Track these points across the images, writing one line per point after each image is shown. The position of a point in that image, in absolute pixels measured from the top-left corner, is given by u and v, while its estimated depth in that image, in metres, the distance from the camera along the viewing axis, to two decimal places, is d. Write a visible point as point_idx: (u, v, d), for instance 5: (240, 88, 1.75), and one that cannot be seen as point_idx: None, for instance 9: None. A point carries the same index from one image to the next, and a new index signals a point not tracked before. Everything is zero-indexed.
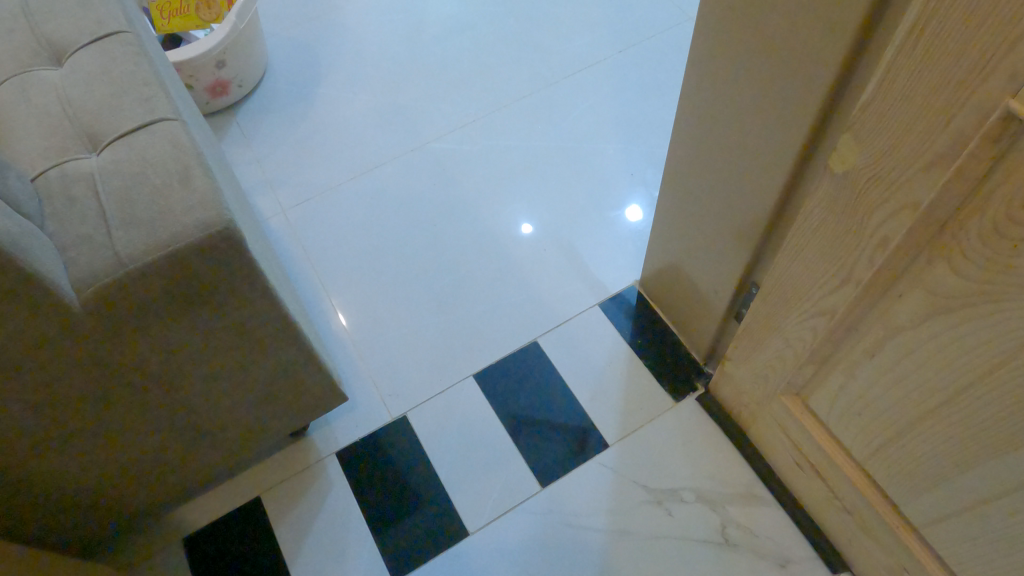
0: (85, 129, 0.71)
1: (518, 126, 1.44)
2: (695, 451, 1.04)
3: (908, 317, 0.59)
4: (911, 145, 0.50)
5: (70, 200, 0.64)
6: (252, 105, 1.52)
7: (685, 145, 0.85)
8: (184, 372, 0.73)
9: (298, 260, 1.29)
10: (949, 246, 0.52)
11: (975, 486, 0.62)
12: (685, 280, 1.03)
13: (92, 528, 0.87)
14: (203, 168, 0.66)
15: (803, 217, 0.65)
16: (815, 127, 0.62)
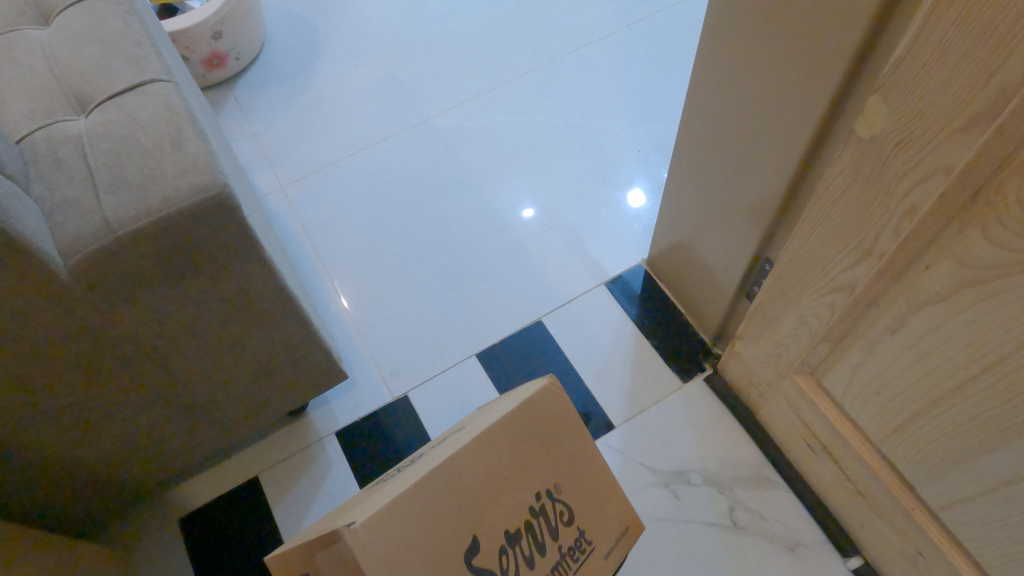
0: (73, 91, 0.68)
1: (522, 102, 1.41)
2: (703, 433, 1.01)
3: (935, 291, 0.56)
4: (946, 104, 0.47)
5: (57, 162, 0.61)
6: (249, 79, 1.48)
7: (698, 116, 0.82)
8: (177, 344, 0.70)
9: (296, 237, 1.27)
10: (984, 213, 0.49)
11: (1000, 467, 0.60)
12: (694, 257, 1.01)
13: (86, 506, 0.85)
14: (197, 132, 0.63)
15: (825, 186, 0.62)
16: (839, 90, 0.59)
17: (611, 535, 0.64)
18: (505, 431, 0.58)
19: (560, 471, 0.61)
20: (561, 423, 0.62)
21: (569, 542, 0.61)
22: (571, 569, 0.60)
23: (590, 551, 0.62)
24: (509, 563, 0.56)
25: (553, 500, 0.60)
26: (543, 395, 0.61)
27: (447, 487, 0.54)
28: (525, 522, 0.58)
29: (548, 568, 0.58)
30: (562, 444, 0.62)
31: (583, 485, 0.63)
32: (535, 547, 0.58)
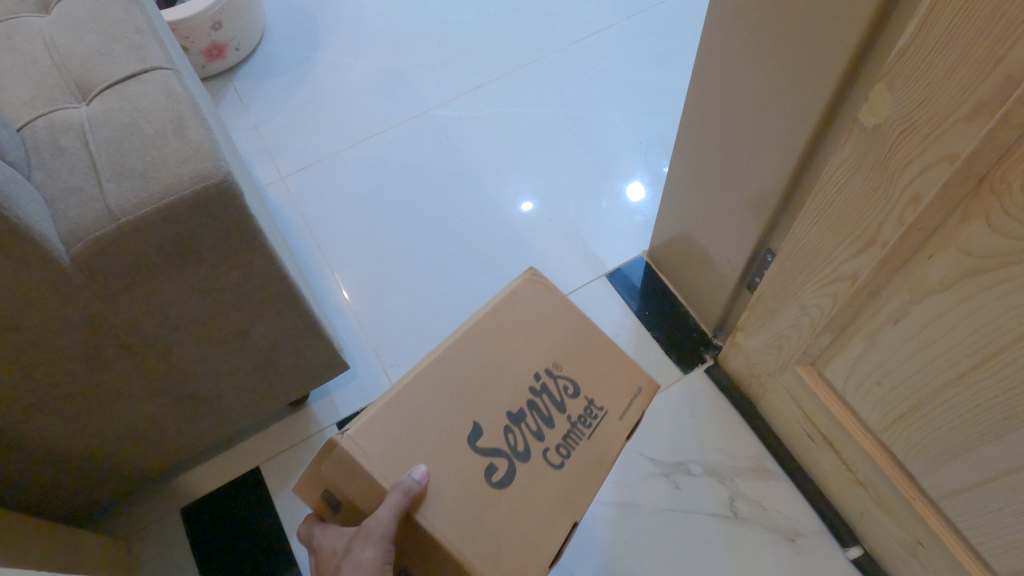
0: (74, 79, 0.67)
1: (523, 93, 1.40)
2: (703, 424, 1.02)
3: (938, 279, 0.56)
4: (950, 92, 0.46)
5: (58, 149, 0.61)
6: (249, 69, 1.48)
7: (700, 106, 0.82)
8: (179, 333, 0.70)
9: (297, 228, 1.27)
10: (988, 201, 0.49)
11: (1001, 455, 0.60)
12: (695, 248, 1.01)
13: (88, 495, 0.85)
14: (199, 119, 0.63)
15: (828, 176, 0.62)
16: (843, 79, 0.59)
17: (621, 404, 0.70)
18: (492, 322, 0.68)
19: (558, 346, 0.69)
20: (550, 305, 0.71)
21: (579, 412, 0.68)
22: (585, 435, 0.67)
23: (603, 416, 0.69)
24: (516, 440, 0.64)
25: (555, 378, 0.68)
26: (528, 284, 0.71)
27: (427, 389, 0.63)
28: (528, 401, 0.66)
29: (559, 438, 0.66)
30: (557, 321, 0.70)
31: (586, 355, 0.70)
32: (543, 420, 0.66)
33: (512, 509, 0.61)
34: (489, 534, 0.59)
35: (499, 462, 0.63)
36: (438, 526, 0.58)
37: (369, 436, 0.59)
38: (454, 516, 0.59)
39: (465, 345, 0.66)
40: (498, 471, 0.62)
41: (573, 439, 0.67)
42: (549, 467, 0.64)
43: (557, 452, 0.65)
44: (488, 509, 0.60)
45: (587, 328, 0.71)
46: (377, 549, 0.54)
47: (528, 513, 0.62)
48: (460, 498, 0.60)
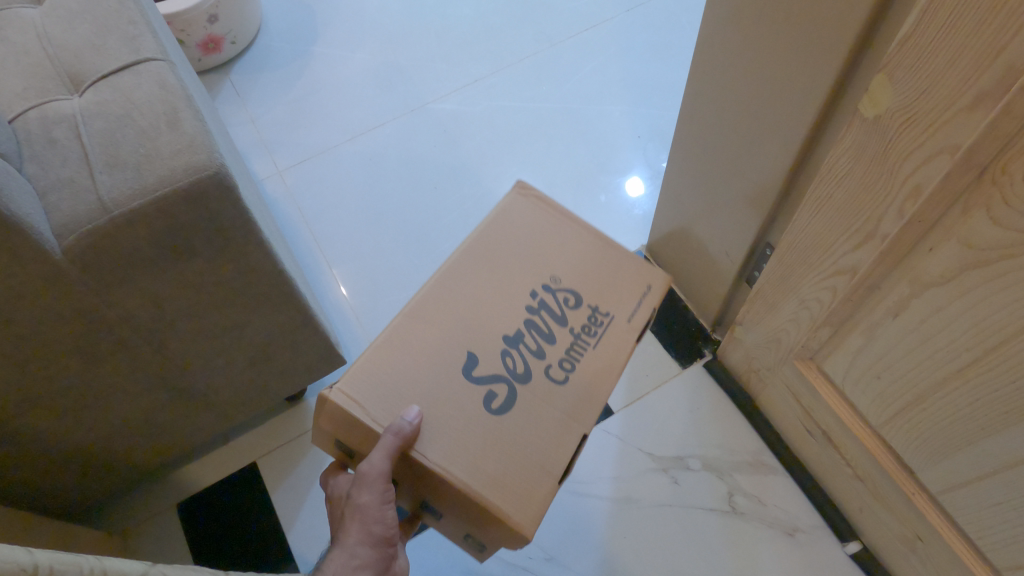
0: (66, 70, 0.67)
1: (522, 87, 1.40)
2: (702, 419, 1.01)
3: (938, 272, 0.56)
4: (952, 81, 0.46)
5: (50, 141, 0.60)
6: (246, 63, 1.47)
7: (699, 99, 0.81)
8: (174, 327, 0.70)
9: (294, 223, 1.26)
10: (989, 193, 0.48)
11: (1001, 449, 0.60)
12: (694, 242, 1.00)
13: (83, 491, 0.84)
14: (193, 111, 0.62)
15: (828, 168, 0.61)
16: (844, 70, 0.58)
17: (631, 305, 0.72)
18: (484, 243, 0.72)
19: (557, 252, 0.73)
20: (543, 217, 0.75)
21: (581, 323, 0.70)
22: (589, 344, 0.69)
23: (609, 320, 0.71)
24: (514, 361, 0.66)
25: (552, 291, 0.71)
26: (518, 198, 0.75)
27: (417, 327, 0.66)
28: (525, 320, 0.68)
29: (561, 352, 0.68)
30: (552, 230, 0.74)
31: (587, 259, 0.74)
32: (543, 337, 0.68)
33: (514, 431, 0.62)
34: (493, 459, 0.61)
35: (499, 388, 0.64)
36: (438, 458, 0.60)
37: (358, 385, 0.62)
38: (455, 448, 0.60)
39: (460, 270, 0.70)
40: (498, 397, 0.64)
41: (577, 350, 0.69)
42: (553, 382, 0.66)
43: (561, 367, 0.67)
44: (490, 439, 0.62)
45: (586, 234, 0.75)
46: (375, 493, 0.57)
47: (532, 437, 0.63)
48: (460, 429, 0.61)
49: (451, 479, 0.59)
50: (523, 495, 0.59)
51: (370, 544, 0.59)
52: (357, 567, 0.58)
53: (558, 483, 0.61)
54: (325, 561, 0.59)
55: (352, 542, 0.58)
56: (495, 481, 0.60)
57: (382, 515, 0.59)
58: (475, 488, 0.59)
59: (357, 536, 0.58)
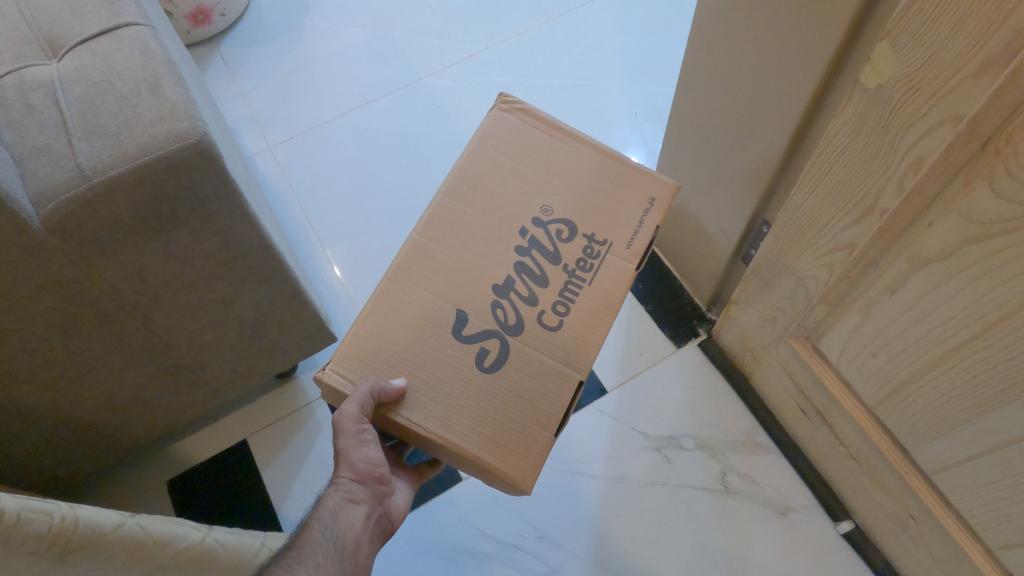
0: (44, 36, 0.65)
1: (518, 62, 1.37)
2: (696, 400, 1.01)
3: (938, 247, 0.55)
4: (957, 48, 0.44)
5: (27, 107, 0.59)
6: (236, 35, 1.44)
7: (697, 71, 0.79)
8: (158, 300, 0.69)
9: (286, 199, 1.24)
10: (992, 164, 0.47)
11: (998, 428, 0.59)
12: (689, 221, 0.99)
13: (70, 466, 0.84)
14: (174, 77, 0.61)
15: (827, 140, 0.60)
16: (846, 40, 0.56)
17: (633, 223, 0.69)
18: (472, 169, 0.70)
19: (546, 169, 0.71)
20: (530, 133, 0.72)
21: (575, 258, 0.67)
22: (585, 281, 0.67)
23: (605, 248, 0.68)
24: (505, 312, 0.64)
25: (543, 227, 0.68)
26: (500, 116, 0.73)
27: (412, 287, 0.64)
28: (514, 268, 0.66)
29: (554, 295, 0.66)
30: (539, 145, 0.72)
31: (578, 171, 0.71)
32: (533, 281, 0.66)
33: (507, 390, 0.61)
34: (488, 420, 0.60)
35: (491, 344, 0.63)
36: (431, 426, 0.59)
37: (352, 363, 0.61)
38: (447, 414, 0.60)
39: (451, 207, 0.68)
40: (491, 354, 0.63)
41: (572, 288, 0.66)
42: (546, 328, 0.64)
43: (553, 314, 0.65)
44: (483, 402, 0.61)
45: (576, 147, 0.72)
46: (349, 437, 0.58)
47: (525, 391, 0.62)
48: (453, 395, 0.61)
49: (448, 446, 0.59)
50: (520, 450, 0.59)
51: (359, 480, 0.61)
52: (351, 501, 0.60)
53: (556, 435, 0.61)
54: (322, 496, 0.61)
55: (344, 480, 0.61)
56: (492, 441, 0.59)
57: (365, 454, 0.60)
58: (473, 452, 0.59)
59: (346, 475, 0.60)
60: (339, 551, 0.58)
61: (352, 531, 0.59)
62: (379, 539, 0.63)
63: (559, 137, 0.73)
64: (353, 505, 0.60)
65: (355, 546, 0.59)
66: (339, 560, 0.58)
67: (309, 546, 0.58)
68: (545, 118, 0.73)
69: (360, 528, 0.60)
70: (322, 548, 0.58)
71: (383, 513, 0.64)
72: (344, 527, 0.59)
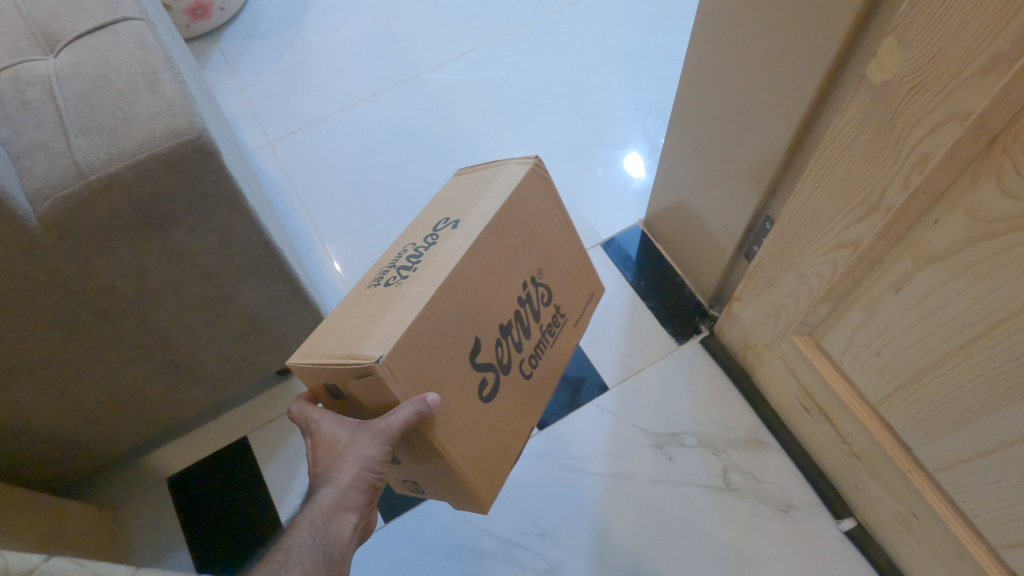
0: (42, 32, 0.65)
1: (519, 56, 1.37)
2: (698, 397, 1.00)
3: (944, 245, 0.54)
4: (964, 43, 0.43)
5: (23, 102, 0.58)
6: (236, 30, 1.44)
7: (700, 66, 0.79)
8: (157, 298, 0.68)
9: (286, 195, 1.24)
10: (999, 161, 0.46)
11: (1002, 427, 0.59)
12: (691, 217, 0.98)
13: (69, 464, 0.83)
14: (172, 73, 0.60)
15: (831, 137, 0.59)
16: (850, 37, 0.56)
17: (578, 303, 0.81)
18: (509, 220, 0.66)
19: (544, 238, 0.72)
20: (546, 198, 0.72)
21: (546, 322, 0.75)
22: (546, 344, 0.75)
23: (561, 324, 0.78)
24: (503, 353, 0.67)
25: (537, 286, 0.72)
26: (533, 175, 0.69)
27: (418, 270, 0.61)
28: (515, 311, 0.68)
29: (529, 351, 0.72)
30: (546, 212, 0.72)
31: (559, 246, 0.75)
32: (523, 331, 0.70)
33: (491, 417, 0.65)
34: (475, 437, 0.63)
35: (491, 377, 0.65)
36: (440, 430, 0.59)
37: (402, 361, 0.54)
38: (451, 423, 0.60)
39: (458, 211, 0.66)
40: (489, 386, 0.65)
41: (540, 349, 0.74)
42: (520, 378, 0.71)
43: (526, 366, 0.72)
44: (473, 416, 0.63)
45: (563, 223, 0.75)
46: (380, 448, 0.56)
47: (499, 417, 0.66)
48: (456, 401, 0.61)
49: (445, 453, 0.59)
50: (486, 473, 0.65)
51: (360, 489, 0.59)
52: (345, 507, 0.58)
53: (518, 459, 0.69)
54: (315, 495, 0.58)
55: (345, 483, 0.58)
56: (473, 458, 0.63)
57: (378, 464, 0.58)
58: (460, 467, 0.61)
59: (347, 480, 0.58)
60: (325, 559, 0.57)
61: (340, 540, 0.58)
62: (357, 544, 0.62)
63: (556, 206, 0.74)
64: (346, 513, 0.58)
65: (340, 555, 0.58)
66: (326, 568, 0.56)
67: (297, 549, 0.56)
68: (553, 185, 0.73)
69: (347, 536, 0.59)
70: (309, 554, 0.56)
71: (364, 524, 0.62)
72: (334, 535, 0.58)
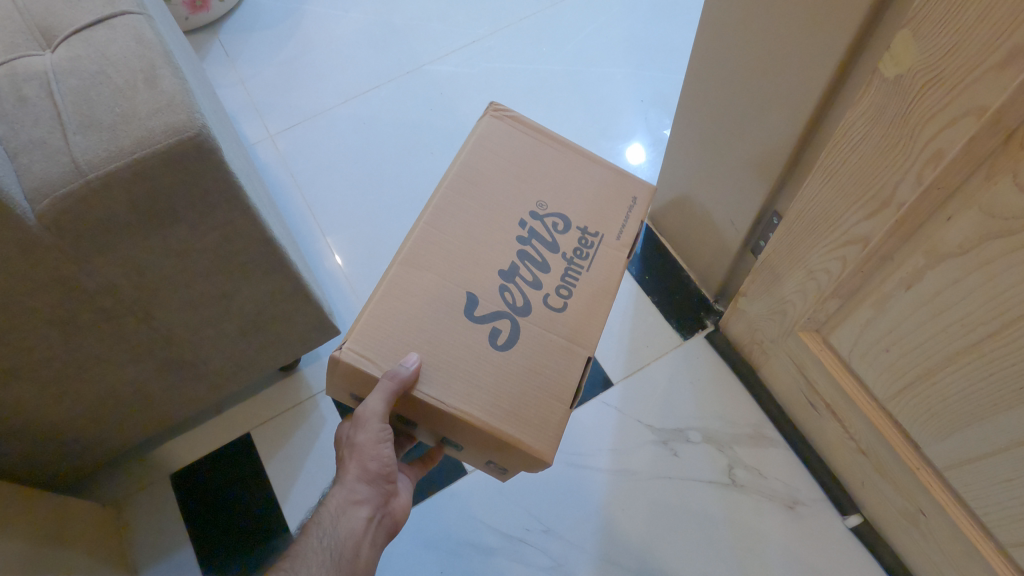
0: (39, 27, 0.64)
1: (521, 47, 1.35)
2: (704, 392, 1.00)
3: (956, 242, 0.53)
4: (983, 36, 0.42)
5: (21, 99, 0.57)
6: (235, 21, 1.42)
7: (707, 58, 0.78)
8: (158, 296, 0.68)
9: (287, 189, 1.22)
10: (1017, 157, 0.45)
11: (1014, 426, 0.58)
12: (696, 210, 0.97)
13: (71, 462, 0.83)
14: (172, 68, 0.59)
15: (841, 131, 0.58)
16: (862, 29, 0.55)
17: (620, 217, 0.72)
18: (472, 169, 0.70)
19: (541, 170, 0.72)
20: (524, 137, 0.73)
21: (572, 247, 0.69)
22: (583, 267, 0.69)
23: (598, 241, 0.70)
24: (512, 295, 0.65)
25: (541, 221, 0.69)
26: (492, 122, 0.73)
27: (415, 268, 0.64)
28: (519, 253, 0.67)
29: (557, 279, 0.67)
30: (534, 152, 0.73)
31: (572, 175, 0.73)
32: (537, 267, 0.67)
33: (523, 364, 0.62)
34: (506, 393, 0.60)
35: (503, 324, 0.63)
36: (450, 398, 0.59)
37: (368, 342, 0.60)
38: (465, 388, 0.60)
39: (451, 198, 0.68)
40: (503, 333, 0.63)
41: (572, 274, 0.68)
42: (551, 310, 0.66)
43: (558, 295, 0.66)
44: (502, 379, 0.61)
45: (567, 153, 0.74)
46: (371, 433, 0.58)
47: (543, 369, 0.63)
48: (468, 369, 0.61)
49: (464, 416, 0.59)
50: (541, 424, 0.60)
51: (367, 481, 0.60)
52: (354, 503, 0.59)
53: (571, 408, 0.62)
54: (325, 499, 0.60)
55: (349, 480, 0.59)
56: (511, 414, 0.60)
57: (381, 453, 0.59)
58: (492, 424, 0.59)
59: (352, 473, 0.59)
60: (336, 560, 0.57)
61: (352, 536, 0.58)
62: (382, 540, 0.62)
63: (550, 143, 0.74)
64: (357, 507, 0.59)
65: (353, 553, 0.58)
66: (334, 567, 0.57)
67: (305, 553, 0.57)
68: (536, 126, 0.75)
69: (360, 532, 0.59)
70: (317, 557, 0.57)
71: (387, 514, 0.62)
72: (345, 532, 0.58)
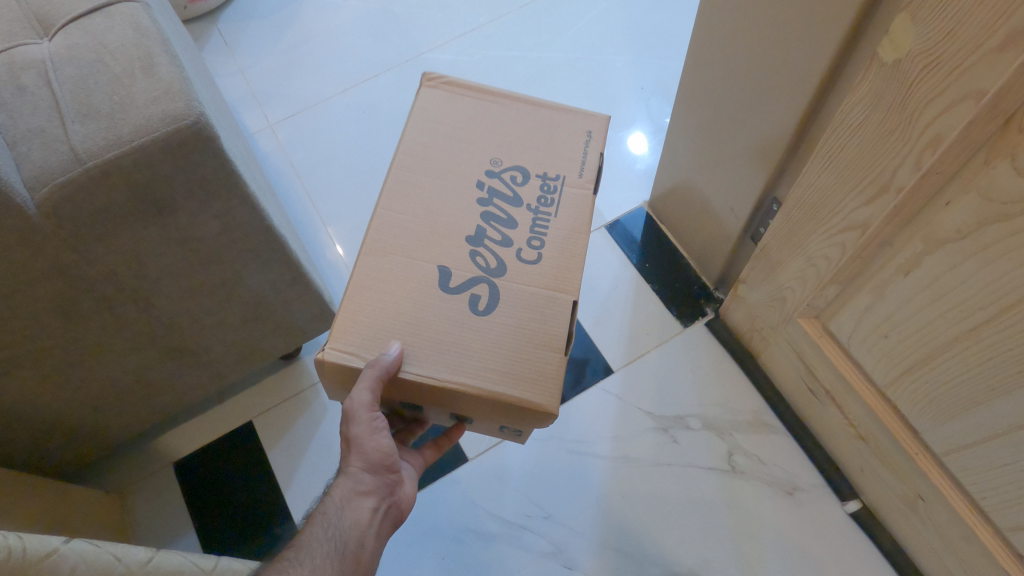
0: (37, 16, 0.64)
1: (521, 35, 1.35)
2: (704, 378, 1.00)
3: (955, 227, 0.53)
4: (981, 19, 0.42)
5: (18, 87, 0.57)
6: (233, 10, 1.42)
7: (706, 45, 0.77)
8: (158, 284, 0.68)
9: (287, 178, 1.22)
10: (1015, 142, 0.45)
11: (1011, 411, 0.58)
12: (696, 197, 0.97)
13: (73, 450, 0.83)
14: (169, 56, 0.59)
15: (839, 118, 0.58)
16: (861, 15, 0.54)
17: (580, 151, 0.71)
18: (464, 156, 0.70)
19: (489, 126, 0.71)
20: (463, 100, 0.72)
21: (535, 197, 0.68)
22: (551, 214, 0.67)
23: (560, 182, 0.69)
24: (485, 258, 0.64)
25: (498, 177, 0.68)
26: (430, 92, 0.72)
27: (386, 256, 0.63)
28: (483, 215, 0.66)
29: (527, 232, 0.66)
30: (476, 112, 0.71)
31: (522, 125, 0.72)
32: (504, 224, 0.66)
33: (508, 325, 0.61)
34: (502, 355, 0.60)
35: (480, 290, 0.63)
36: (442, 372, 0.59)
37: (352, 338, 0.60)
38: (455, 360, 0.60)
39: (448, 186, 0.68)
40: (482, 298, 0.63)
41: (541, 222, 0.67)
42: (526, 264, 0.65)
43: (531, 248, 0.65)
44: (491, 345, 0.60)
45: (513, 105, 0.72)
46: (362, 424, 0.58)
47: (534, 323, 0.62)
48: (455, 340, 0.60)
49: (462, 387, 0.58)
50: (539, 377, 0.59)
51: (370, 471, 0.61)
52: (359, 494, 0.60)
53: (565, 351, 0.61)
54: (329, 490, 0.60)
55: (353, 470, 0.60)
56: (507, 374, 0.59)
57: (383, 443, 0.60)
58: (485, 387, 0.59)
59: (357, 464, 0.60)
60: (340, 551, 0.57)
61: (357, 528, 0.58)
62: (387, 532, 0.62)
63: (492, 100, 0.73)
64: (362, 498, 0.60)
65: (359, 543, 0.58)
66: (338, 559, 0.56)
67: (309, 543, 0.56)
68: (475, 87, 0.73)
69: (365, 523, 0.59)
70: (322, 548, 0.56)
71: (393, 504, 0.63)
72: (349, 523, 0.58)
